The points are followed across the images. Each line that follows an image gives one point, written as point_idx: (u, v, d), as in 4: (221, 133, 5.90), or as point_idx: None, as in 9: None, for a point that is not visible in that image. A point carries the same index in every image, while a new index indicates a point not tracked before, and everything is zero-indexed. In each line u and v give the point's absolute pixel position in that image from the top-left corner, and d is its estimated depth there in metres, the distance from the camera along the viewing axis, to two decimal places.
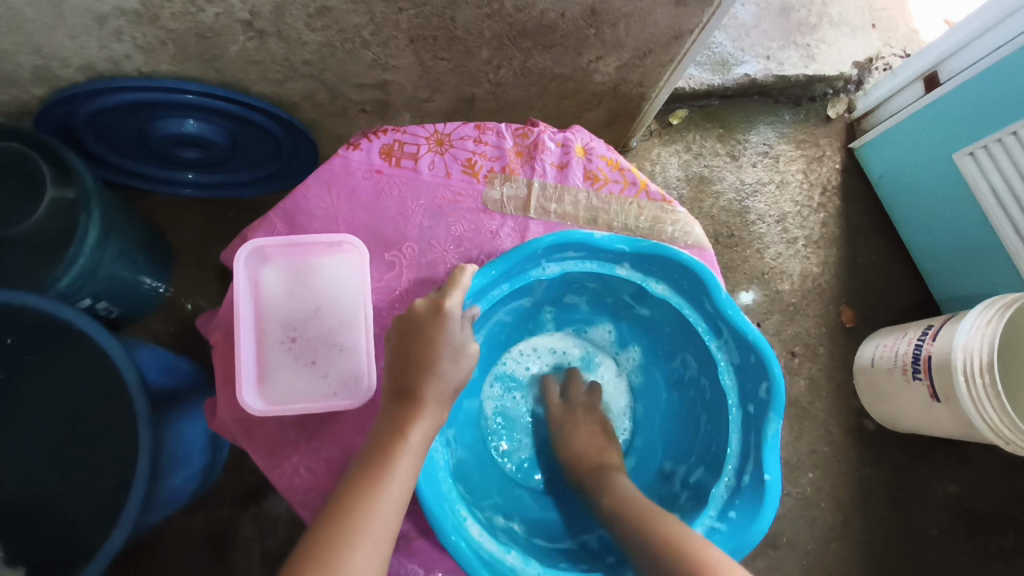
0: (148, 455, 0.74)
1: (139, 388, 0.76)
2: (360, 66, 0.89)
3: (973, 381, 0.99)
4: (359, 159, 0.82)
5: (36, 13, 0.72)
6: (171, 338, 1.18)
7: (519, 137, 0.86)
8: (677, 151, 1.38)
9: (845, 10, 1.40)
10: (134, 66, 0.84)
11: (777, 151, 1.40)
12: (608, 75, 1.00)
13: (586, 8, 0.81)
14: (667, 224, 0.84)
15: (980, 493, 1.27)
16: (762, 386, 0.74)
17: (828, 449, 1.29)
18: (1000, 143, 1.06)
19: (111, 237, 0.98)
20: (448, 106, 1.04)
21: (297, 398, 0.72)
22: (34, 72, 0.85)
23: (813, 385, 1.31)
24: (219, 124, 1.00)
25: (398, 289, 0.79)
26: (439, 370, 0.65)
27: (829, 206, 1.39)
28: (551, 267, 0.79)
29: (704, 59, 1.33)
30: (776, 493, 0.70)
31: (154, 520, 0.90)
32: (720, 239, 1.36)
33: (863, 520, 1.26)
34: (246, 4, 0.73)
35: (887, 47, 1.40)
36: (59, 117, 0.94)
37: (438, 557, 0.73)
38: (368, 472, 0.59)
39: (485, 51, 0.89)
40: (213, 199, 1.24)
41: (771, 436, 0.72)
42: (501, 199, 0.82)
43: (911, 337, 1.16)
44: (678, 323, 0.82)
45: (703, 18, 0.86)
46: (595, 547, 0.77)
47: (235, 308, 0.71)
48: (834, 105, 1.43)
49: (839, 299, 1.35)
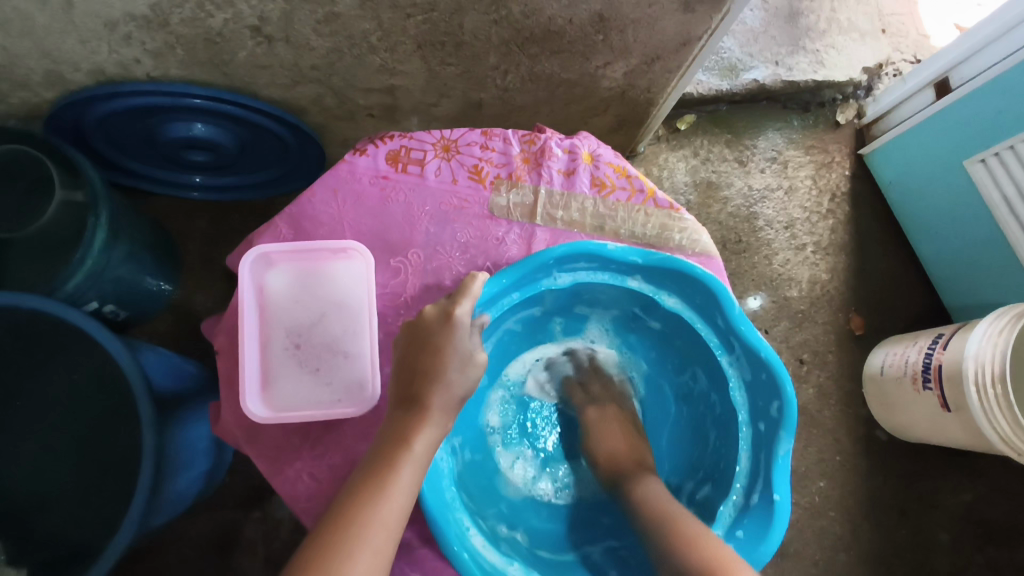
0: (152, 460, 0.73)
1: (142, 390, 0.75)
2: (367, 71, 0.89)
3: (984, 391, 0.98)
4: (366, 165, 0.82)
5: (47, 18, 0.73)
6: (177, 341, 1.19)
7: (526, 143, 0.86)
8: (684, 156, 1.37)
9: (855, 15, 1.39)
10: (143, 70, 0.85)
11: (786, 156, 1.39)
12: (615, 80, 1.00)
13: (595, 15, 0.81)
14: (675, 232, 0.84)
15: (990, 503, 1.26)
16: (774, 405, 0.73)
17: (836, 457, 1.28)
18: (1011, 150, 1.05)
19: (120, 239, 0.98)
20: (455, 111, 1.04)
21: (300, 405, 0.72)
22: (44, 76, 0.85)
23: (821, 393, 1.30)
24: (228, 128, 1.01)
25: (404, 296, 0.78)
26: (445, 380, 0.64)
27: (838, 212, 1.38)
28: (562, 277, 0.78)
29: (713, 64, 1.32)
30: (784, 514, 0.70)
31: (159, 522, 0.90)
32: (728, 245, 1.36)
33: (872, 529, 1.25)
34: (255, 9, 0.73)
35: (897, 53, 1.39)
36: (69, 120, 0.95)
37: (441, 566, 0.72)
38: (370, 482, 0.59)
39: (493, 57, 0.89)
40: (220, 202, 1.24)
41: (781, 457, 0.72)
42: (507, 206, 0.82)
43: (921, 345, 1.15)
44: (689, 336, 0.81)
45: (712, 24, 0.86)
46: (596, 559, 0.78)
47: (240, 312, 0.71)
48: (843, 111, 1.42)
49: (848, 306, 1.34)
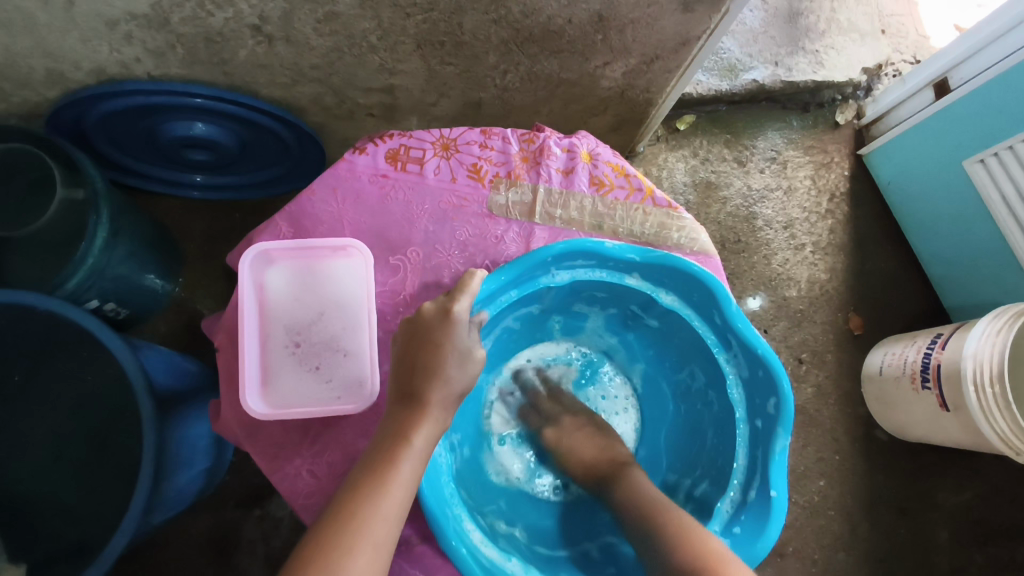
0: (152, 457, 0.74)
1: (143, 388, 0.75)
2: (367, 70, 0.89)
3: (982, 390, 0.98)
4: (366, 163, 0.82)
5: (49, 17, 0.73)
6: (178, 340, 1.19)
7: (525, 142, 0.86)
8: (684, 156, 1.38)
9: (855, 16, 1.39)
10: (144, 69, 0.85)
11: (785, 157, 1.39)
12: (614, 80, 1.00)
13: (594, 15, 0.81)
14: (673, 230, 0.84)
15: (989, 503, 1.26)
16: (771, 402, 0.73)
17: (834, 456, 1.28)
18: (1010, 150, 1.06)
19: (121, 237, 0.99)
20: (455, 111, 1.05)
21: (300, 402, 0.72)
22: (45, 75, 0.86)
23: (820, 393, 1.30)
24: (229, 127, 1.01)
25: (403, 293, 0.79)
26: (444, 375, 0.65)
27: (837, 212, 1.38)
28: (561, 274, 0.78)
29: (713, 64, 1.32)
30: (782, 510, 0.70)
31: (160, 519, 0.90)
32: (727, 244, 1.36)
33: (870, 529, 1.25)
34: (255, 9, 0.73)
35: (897, 54, 1.40)
36: (70, 119, 0.95)
37: (439, 563, 0.73)
38: (371, 477, 0.59)
39: (492, 56, 0.89)
40: (220, 202, 1.25)
41: (778, 453, 0.72)
42: (506, 204, 0.82)
43: (920, 344, 1.15)
44: (687, 334, 0.81)
45: (711, 24, 0.86)
46: (595, 556, 0.78)
47: (240, 310, 0.71)
48: (842, 112, 1.42)
49: (847, 306, 1.34)
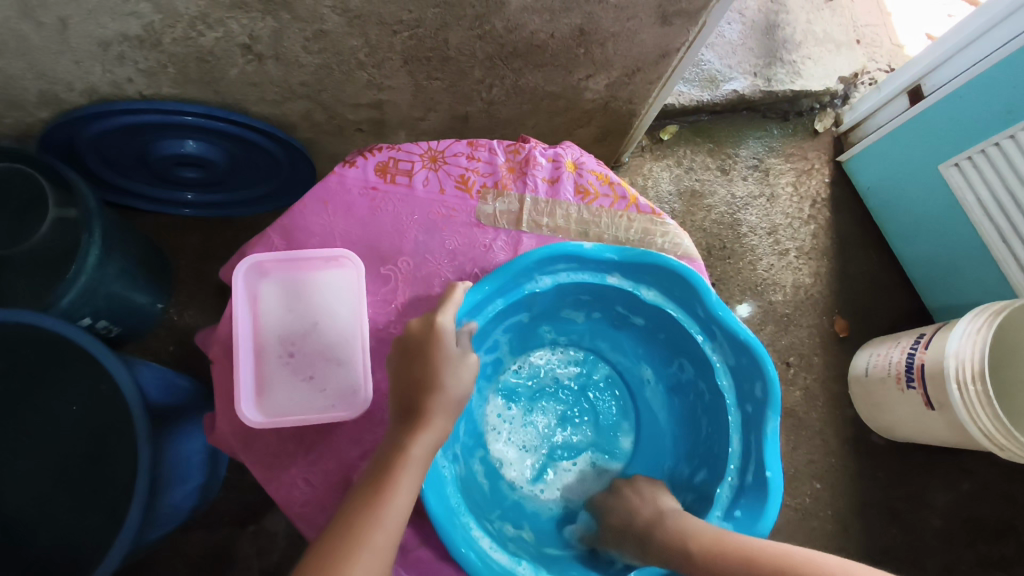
0: (148, 473, 0.74)
1: (139, 404, 0.75)
2: (355, 87, 0.92)
3: (965, 388, 1.00)
4: (355, 176, 0.84)
5: (42, 39, 0.74)
6: (169, 356, 1.20)
7: (511, 153, 0.88)
8: (668, 166, 1.40)
9: (830, 27, 1.44)
10: (136, 89, 0.87)
11: (767, 164, 1.42)
12: (598, 92, 1.03)
13: (575, 28, 0.83)
14: (657, 236, 0.86)
15: (977, 500, 1.28)
16: (758, 386, 0.75)
17: (824, 458, 1.30)
18: (984, 153, 1.09)
19: (112, 256, 1.00)
20: (443, 124, 1.07)
21: (296, 411, 0.73)
22: (39, 96, 0.87)
23: (809, 395, 1.32)
24: (219, 144, 1.03)
25: (394, 303, 0.80)
26: (440, 387, 0.65)
27: (819, 217, 1.41)
28: (544, 279, 0.80)
29: (693, 76, 1.36)
30: (778, 490, 0.72)
31: (155, 537, 0.89)
32: (713, 251, 1.38)
33: (862, 529, 1.26)
34: (246, 28, 0.75)
35: (872, 62, 1.44)
36: (63, 138, 0.96)
37: (438, 566, 0.73)
38: (370, 490, 0.60)
39: (478, 71, 0.91)
40: (211, 218, 1.26)
41: (771, 435, 0.73)
42: (494, 213, 0.84)
43: (903, 344, 1.17)
44: (672, 328, 0.83)
45: (689, 37, 0.90)
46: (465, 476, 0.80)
47: (235, 324, 0.72)
48: (821, 119, 1.46)
49: (832, 309, 1.37)
